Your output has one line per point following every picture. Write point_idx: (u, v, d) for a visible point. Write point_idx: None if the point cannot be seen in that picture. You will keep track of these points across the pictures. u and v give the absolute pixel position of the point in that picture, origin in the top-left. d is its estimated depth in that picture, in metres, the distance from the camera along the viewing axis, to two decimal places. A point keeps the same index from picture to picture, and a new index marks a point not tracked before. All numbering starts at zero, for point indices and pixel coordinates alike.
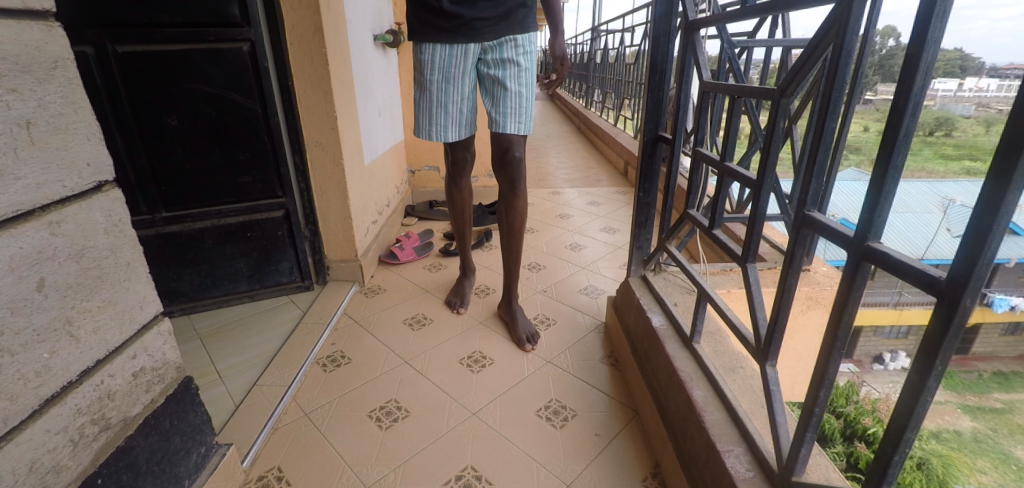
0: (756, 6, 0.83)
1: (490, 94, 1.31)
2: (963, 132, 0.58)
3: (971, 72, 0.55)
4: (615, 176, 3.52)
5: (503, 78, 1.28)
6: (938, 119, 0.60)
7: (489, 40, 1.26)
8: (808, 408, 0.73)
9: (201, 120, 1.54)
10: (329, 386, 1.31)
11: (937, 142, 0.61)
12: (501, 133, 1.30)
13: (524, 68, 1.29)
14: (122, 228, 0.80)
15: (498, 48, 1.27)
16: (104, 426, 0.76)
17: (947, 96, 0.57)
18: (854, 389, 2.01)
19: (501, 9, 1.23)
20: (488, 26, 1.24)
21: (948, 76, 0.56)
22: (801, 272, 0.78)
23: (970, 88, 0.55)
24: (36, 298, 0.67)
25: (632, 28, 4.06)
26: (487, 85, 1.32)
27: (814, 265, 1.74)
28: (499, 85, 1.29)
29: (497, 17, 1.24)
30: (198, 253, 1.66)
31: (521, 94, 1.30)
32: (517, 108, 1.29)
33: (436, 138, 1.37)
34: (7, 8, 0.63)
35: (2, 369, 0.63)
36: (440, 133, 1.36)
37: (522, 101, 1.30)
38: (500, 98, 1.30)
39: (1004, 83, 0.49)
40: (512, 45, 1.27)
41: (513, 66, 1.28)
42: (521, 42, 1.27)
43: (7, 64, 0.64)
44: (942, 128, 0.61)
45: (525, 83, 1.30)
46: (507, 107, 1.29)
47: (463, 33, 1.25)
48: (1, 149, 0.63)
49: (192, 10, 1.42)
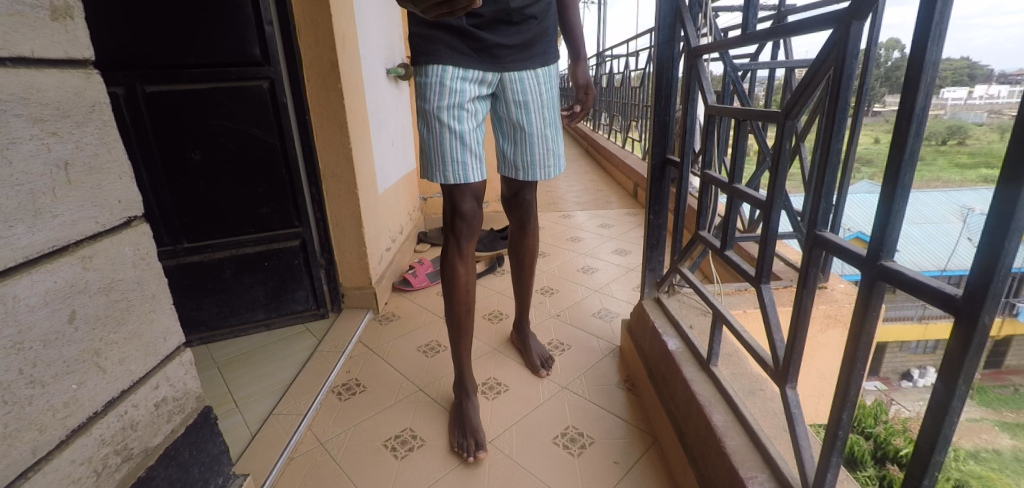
0: (758, 32, 0.85)
1: (511, 138, 1.27)
2: (977, 140, 0.57)
3: (980, 80, 0.54)
4: (625, 197, 3.55)
5: (529, 121, 1.24)
6: (951, 128, 0.58)
7: (512, 69, 1.18)
8: (832, 432, 0.72)
9: (222, 154, 1.60)
10: (344, 416, 1.31)
11: (951, 151, 0.61)
12: (527, 182, 1.29)
13: (546, 106, 1.26)
14: (150, 261, 0.83)
15: (522, 84, 1.21)
16: (126, 457, 0.78)
17: (958, 105, 0.56)
18: (883, 409, 1.95)
19: (525, 38, 1.17)
20: (511, 54, 1.16)
21: (956, 85, 0.56)
22: (816, 291, 0.78)
23: (981, 96, 0.53)
24: (68, 330, 0.69)
25: (637, 53, 4.13)
26: (506, 127, 1.26)
27: (831, 282, 1.72)
28: (524, 129, 1.24)
29: (521, 45, 1.17)
30: (218, 282, 1.70)
31: (546, 137, 1.27)
32: (545, 153, 1.27)
33: (458, 180, 1.13)
34: (49, 58, 0.69)
35: (34, 400, 0.65)
36: (460, 173, 1.12)
37: (547, 144, 1.28)
38: (527, 144, 1.25)
39: (1015, 88, 0.47)
40: (535, 82, 1.22)
41: (538, 105, 1.24)
42: (543, 79, 1.24)
43: (49, 110, 0.68)
44: (956, 137, 0.59)
45: (550, 124, 1.27)
46: (535, 155, 1.26)
47: (486, 56, 1.13)
48: (40, 189, 0.67)
49: (216, 51, 1.49)
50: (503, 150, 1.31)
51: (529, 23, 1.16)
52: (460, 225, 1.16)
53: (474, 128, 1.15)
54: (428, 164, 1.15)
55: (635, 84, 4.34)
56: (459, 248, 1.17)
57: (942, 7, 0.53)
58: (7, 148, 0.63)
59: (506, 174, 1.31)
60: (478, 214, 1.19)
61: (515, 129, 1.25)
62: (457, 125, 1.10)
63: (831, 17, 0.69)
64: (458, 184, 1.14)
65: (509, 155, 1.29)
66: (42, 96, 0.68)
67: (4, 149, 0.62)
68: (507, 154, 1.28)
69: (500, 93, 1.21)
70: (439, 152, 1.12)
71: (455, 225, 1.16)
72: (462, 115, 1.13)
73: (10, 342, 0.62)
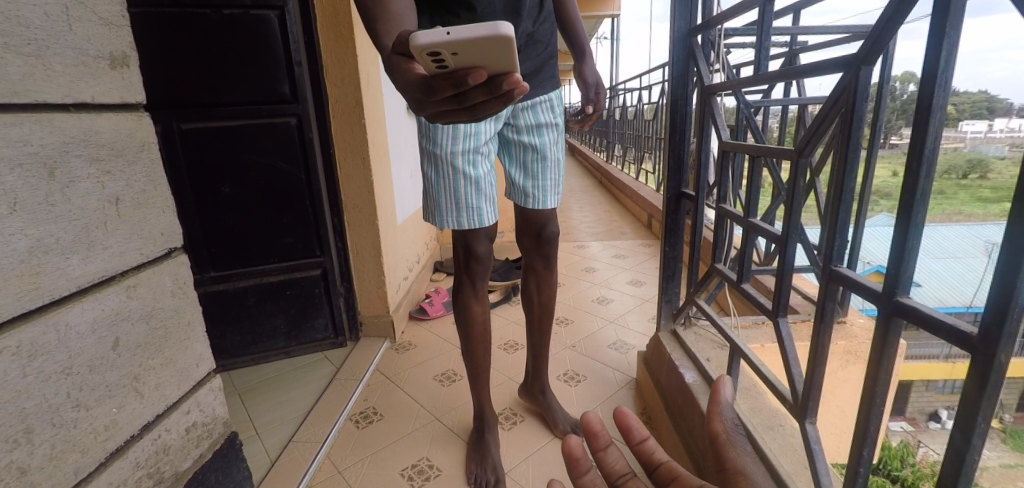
0: (771, 73, 0.89)
1: (521, 161, 1.28)
2: (998, 173, 0.57)
3: (998, 114, 0.59)
4: (639, 228, 3.57)
5: (540, 145, 1.25)
6: (972, 161, 0.61)
7: (524, 100, 1.20)
8: (853, 469, 0.73)
9: (251, 187, 1.67)
10: (362, 444, 1.32)
11: (973, 185, 0.62)
12: (540, 210, 1.29)
13: (555, 130, 1.28)
14: (186, 290, 0.88)
15: (533, 111, 1.23)
16: (157, 480, 0.81)
17: (978, 138, 0.60)
18: (910, 451, 1.89)
19: (535, 65, 1.20)
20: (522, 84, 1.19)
21: (976, 117, 0.59)
22: (834, 325, 0.80)
23: (1002, 130, 0.57)
24: (112, 356, 0.73)
25: (649, 86, 4.21)
26: (515, 151, 1.27)
27: (850, 316, 1.71)
28: (536, 153, 1.26)
29: (529, 73, 1.20)
30: (241, 310, 1.75)
31: (557, 160, 1.29)
32: (555, 179, 1.29)
33: (473, 225, 1.16)
34: (106, 103, 0.76)
35: (78, 423, 0.68)
36: (475, 218, 1.15)
37: (557, 168, 1.30)
38: (537, 170, 1.27)
39: None
40: (545, 107, 1.25)
41: (549, 130, 1.27)
42: (551, 103, 1.26)
43: (107, 151, 0.75)
44: (977, 171, 0.61)
45: (559, 147, 1.29)
46: (547, 180, 1.27)
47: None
48: (93, 223, 0.72)
49: (249, 91, 1.58)
50: (511, 176, 1.31)
51: (535, 50, 1.20)
52: (474, 266, 1.19)
53: (486, 170, 1.17)
54: (440, 208, 1.16)
55: (649, 117, 4.40)
56: (473, 286, 1.20)
57: (946, 55, 0.56)
58: (67, 186, 0.68)
59: (516, 199, 1.31)
60: (491, 255, 1.21)
61: (525, 156, 1.26)
62: (472, 170, 1.12)
63: (840, 61, 0.73)
64: (472, 228, 1.16)
65: (517, 181, 1.29)
66: (102, 139, 0.74)
67: (65, 188, 0.68)
68: (516, 182, 1.29)
69: (509, 122, 1.23)
70: (454, 198, 1.14)
71: (469, 266, 1.19)
72: (476, 159, 1.14)
73: (60, 366, 0.66)
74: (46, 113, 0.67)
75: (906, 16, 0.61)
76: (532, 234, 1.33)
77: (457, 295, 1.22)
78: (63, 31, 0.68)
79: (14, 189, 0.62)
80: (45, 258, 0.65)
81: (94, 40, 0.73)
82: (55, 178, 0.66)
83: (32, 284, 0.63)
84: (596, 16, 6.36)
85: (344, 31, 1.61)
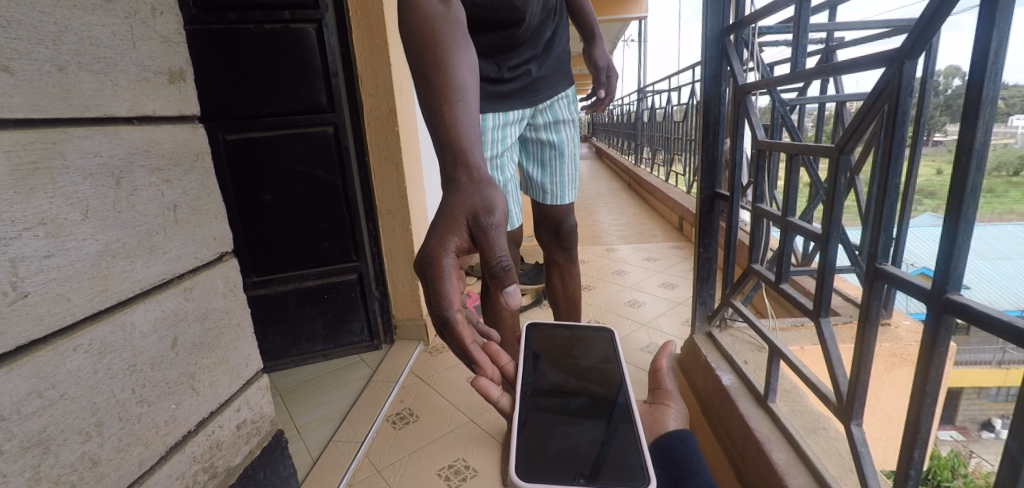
0: (809, 70, 0.86)
1: (539, 159, 1.27)
2: None
3: None
4: (670, 230, 3.51)
5: (558, 142, 1.25)
6: None
7: (543, 101, 1.20)
8: (903, 472, 0.71)
9: (291, 194, 1.73)
10: (398, 445, 1.34)
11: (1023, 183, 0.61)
12: (559, 206, 1.29)
13: (571, 127, 1.29)
14: (236, 293, 0.93)
15: (552, 109, 1.24)
16: (212, 474, 0.85)
17: None
18: (961, 461, 1.80)
19: (554, 64, 1.21)
20: (544, 84, 1.19)
21: None
22: (880, 325, 0.77)
23: None
24: (170, 354, 0.78)
25: (679, 88, 4.15)
26: (533, 149, 1.27)
27: (895, 319, 1.64)
28: (555, 150, 1.25)
29: (550, 73, 1.21)
30: (282, 313, 1.82)
31: (573, 157, 1.29)
32: (573, 175, 1.30)
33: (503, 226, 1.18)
34: (165, 116, 0.81)
35: (142, 419, 0.72)
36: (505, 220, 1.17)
37: (574, 166, 1.30)
38: (556, 166, 1.27)
39: None
40: (563, 104, 1.26)
41: (565, 127, 1.27)
42: (568, 100, 1.28)
43: (166, 161, 0.79)
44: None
45: (575, 144, 1.29)
46: (565, 176, 1.28)
47: (529, 91, 1.16)
48: (154, 229, 0.77)
49: (288, 102, 1.64)
50: (528, 173, 1.31)
51: (553, 49, 1.22)
52: None
53: (512, 173, 1.19)
54: None
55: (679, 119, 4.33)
56: (501, 291, 1.24)
57: (995, 50, 0.53)
58: (132, 194, 0.73)
59: (534, 197, 1.31)
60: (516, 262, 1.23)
61: (543, 152, 1.26)
62: (500, 176, 1.14)
63: (884, 56, 0.70)
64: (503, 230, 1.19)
65: (534, 178, 1.29)
66: (162, 149, 0.79)
67: (130, 195, 0.72)
68: (534, 179, 1.29)
69: (529, 122, 1.23)
70: None
71: None
72: (502, 163, 1.16)
73: (126, 364, 0.70)
74: (113, 126, 0.71)
75: (951, 11, 0.59)
76: (552, 230, 1.34)
77: (488, 299, 1.29)
78: (127, 49, 0.73)
79: (86, 197, 0.66)
80: (113, 261, 0.69)
81: (154, 57, 0.78)
82: (121, 187, 0.71)
83: (102, 286, 0.68)
84: (620, 19, 6.31)
85: (377, 41, 1.63)
